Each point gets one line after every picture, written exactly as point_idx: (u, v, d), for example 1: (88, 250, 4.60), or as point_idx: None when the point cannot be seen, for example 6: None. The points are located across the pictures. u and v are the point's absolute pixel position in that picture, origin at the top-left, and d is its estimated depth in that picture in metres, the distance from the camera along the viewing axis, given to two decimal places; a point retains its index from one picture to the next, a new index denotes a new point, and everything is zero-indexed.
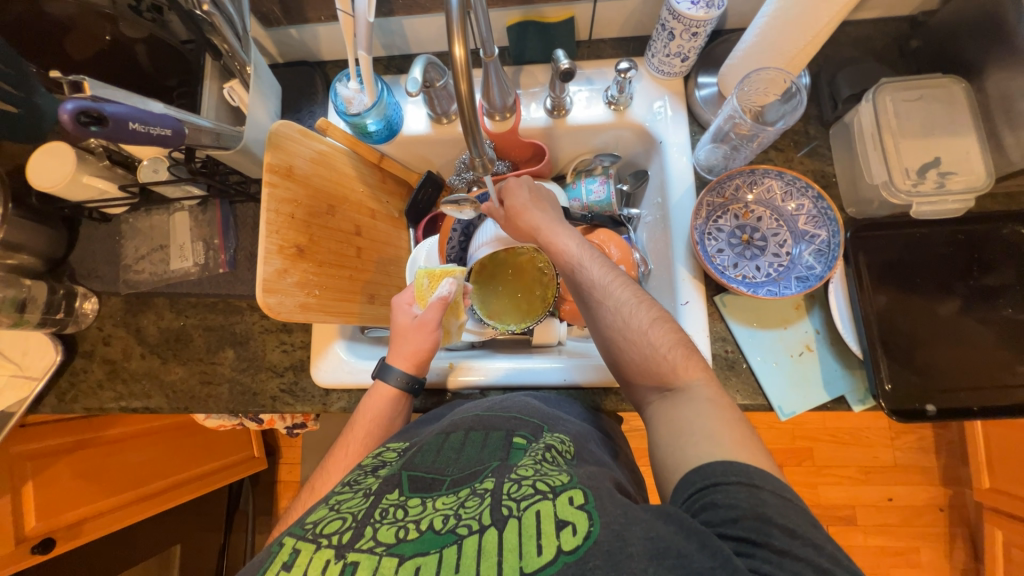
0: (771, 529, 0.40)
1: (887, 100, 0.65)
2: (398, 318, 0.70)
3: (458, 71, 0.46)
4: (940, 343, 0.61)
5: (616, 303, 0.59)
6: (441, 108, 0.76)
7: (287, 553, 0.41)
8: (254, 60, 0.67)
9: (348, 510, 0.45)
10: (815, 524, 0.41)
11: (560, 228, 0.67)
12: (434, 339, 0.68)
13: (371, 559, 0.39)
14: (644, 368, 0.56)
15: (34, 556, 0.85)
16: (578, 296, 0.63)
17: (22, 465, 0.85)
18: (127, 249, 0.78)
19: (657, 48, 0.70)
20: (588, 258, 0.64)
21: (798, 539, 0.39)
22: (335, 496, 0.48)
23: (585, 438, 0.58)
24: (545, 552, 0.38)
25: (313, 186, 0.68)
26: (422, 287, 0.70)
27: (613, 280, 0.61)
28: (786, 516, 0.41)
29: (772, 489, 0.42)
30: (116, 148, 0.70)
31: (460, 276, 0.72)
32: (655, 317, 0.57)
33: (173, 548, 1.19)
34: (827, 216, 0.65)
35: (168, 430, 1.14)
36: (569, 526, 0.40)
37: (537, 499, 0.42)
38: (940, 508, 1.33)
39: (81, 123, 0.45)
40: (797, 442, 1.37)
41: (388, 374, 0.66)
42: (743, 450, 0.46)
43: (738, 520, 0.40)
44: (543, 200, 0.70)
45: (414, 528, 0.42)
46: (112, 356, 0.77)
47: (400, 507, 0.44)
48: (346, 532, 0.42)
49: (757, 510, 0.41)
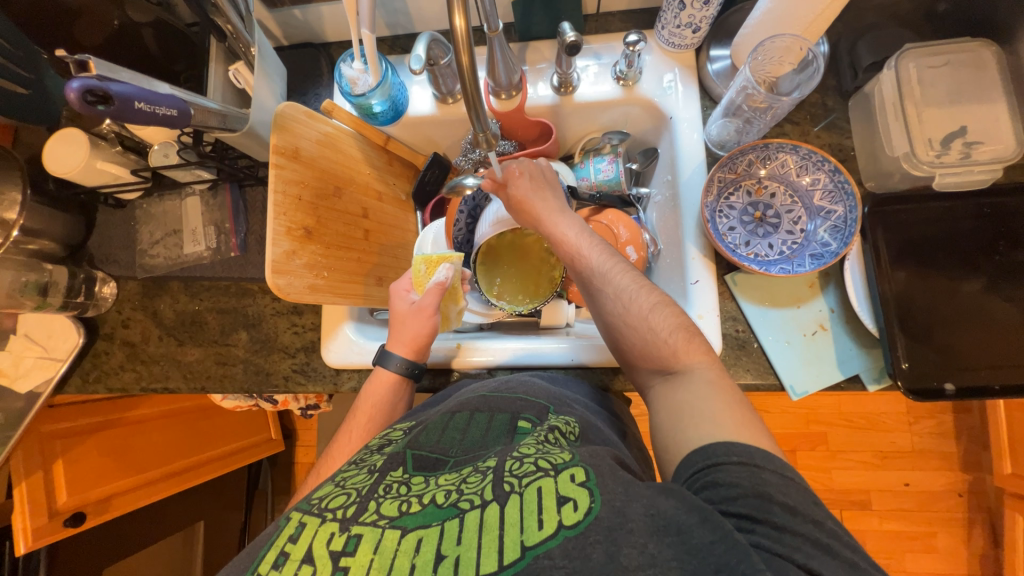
0: (771, 507, 0.39)
1: (910, 67, 0.62)
2: (396, 305, 0.70)
3: (458, 46, 0.44)
4: (961, 322, 0.59)
5: (615, 290, 0.58)
6: (446, 87, 0.75)
7: (294, 527, 0.42)
8: (259, 41, 0.67)
9: (353, 486, 0.46)
10: (815, 501, 0.41)
11: (563, 214, 0.67)
12: (432, 325, 0.68)
13: (374, 532, 0.40)
14: (645, 353, 0.55)
15: (66, 528, 0.88)
16: (580, 283, 0.63)
17: (52, 444, 0.90)
18: (142, 234, 0.80)
19: (667, 19, 0.67)
20: (590, 245, 0.63)
21: (798, 516, 0.39)
22: (341, 474, 0.49)
23: (591, 418, 0.58)
24: (546, 527, 0.38)
25: (318, 168, 0.68)
26: (420, 273, 0.70)
27: (614, 266, 0.60)
28: (786, 494, 0.40)
29: (772, 468, 0.42)
30: (126, 133, 0.70)
31: (458, 261, 0.72)
32: (656, 302, 0.56)
33: (196, 524, 1.24)
34: (844, 191, 0.63)
35: (189, 412, 1.17)
36: (569, 502, 0.40)
37: (538, 476, 0.42)
38: (959, 493, 1.30)
39: (88, 102, 0.46)
40: (812, 427, 1.35)
41: (387, 360, 0.67)
42: (744, 430, 0.45)
43: (738, 498, 0.40)
44: (546, 187, 0.68)
45: (417, 502, 0.43)
46: (131, 338, 0.79)
47: (403, 484, 0.45)
48: (351, 506, 0.43)
49: (758, 489, 0.40)
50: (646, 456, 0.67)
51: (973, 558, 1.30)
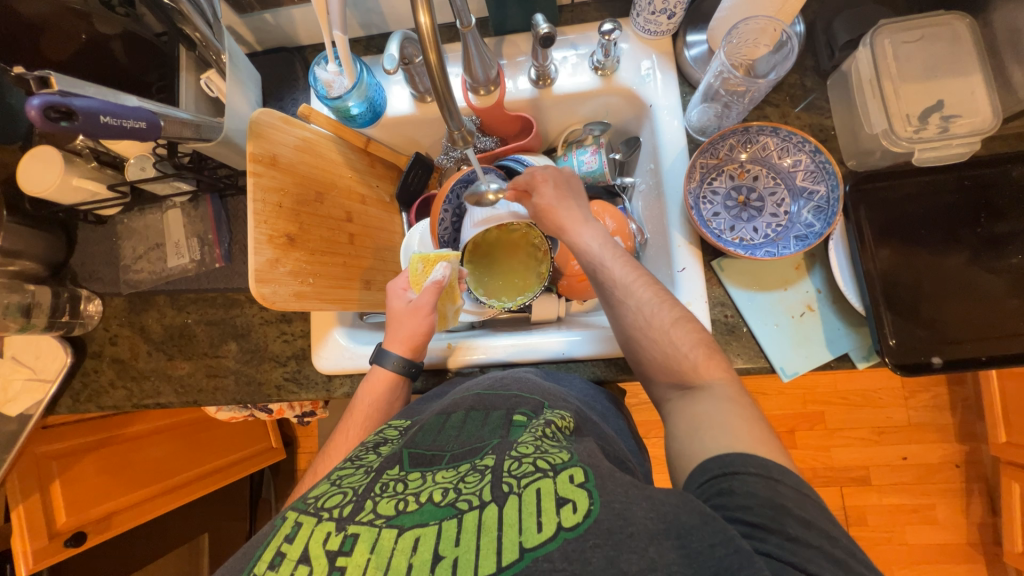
0: (786, 518, 0.40)
1: (886, 43, 0.61)
2: (393, 303, 0.70)
3: (424, 43, 0.43)
4: (948, 299, 0.59)
5: (638, 302, 0.58)
6: (423, 85, 0.74)
7: (289, 527, 0.42)
8: (230, 49, 0.66)
9: (349, 485, 0.46)
10: (830, 518, 0.41)
11: (588, 225, 0.67)
12: (429, 322, 0.68)
13: (371, 531, 0.40)
14: (665, 366, 0.56)
15: (68, 549, 0.89)
16: (600, 293, 0.63)
17: (48, 465, 0.89)
18: (124, 249, 0.79)
19: (641, 6, 0.67)
20: (613, 256, 0.64)
21: (813, 529, 0.39)
22: (336, 473, 0.49)
23: (586, 412, 0.58)
24: (545, 529, 0.38)
25: (298, 174, 0.67)
26: (417, 272, 0.69)
27: (636, 278, 0.60)
28: (803, 508, 0.41)
29: (790, 483, 0.42)
30: (102, 148, 0.70)
31: (455, 261, 0.71)
32: (677, 317, 0.57)
33: (200, 536, 1.24)
34: (826, 171, 0.63)
35: (187, 426, 1.17)
36: (569, 504, 0.40)
37: (537, 477, 0.42)
38: (956, 464, 1.32)
39: (51, 119, 0.45)
40: (809, 406, 1.36)
41: (384, 359, 0.67)
42: (763, 447, 0.45)
43: (753, 507, 0.40)
44: (569, 198, 0.69)
45: (414, 501, 0.43)
46: (120, 355, 0.79)
47: (400, 481, 0.45)
48: (347, 505, 0.43)
49: (774, 500, 0.41)
50: (642, 446, 0.67)
51: (971, 526, 1.32)
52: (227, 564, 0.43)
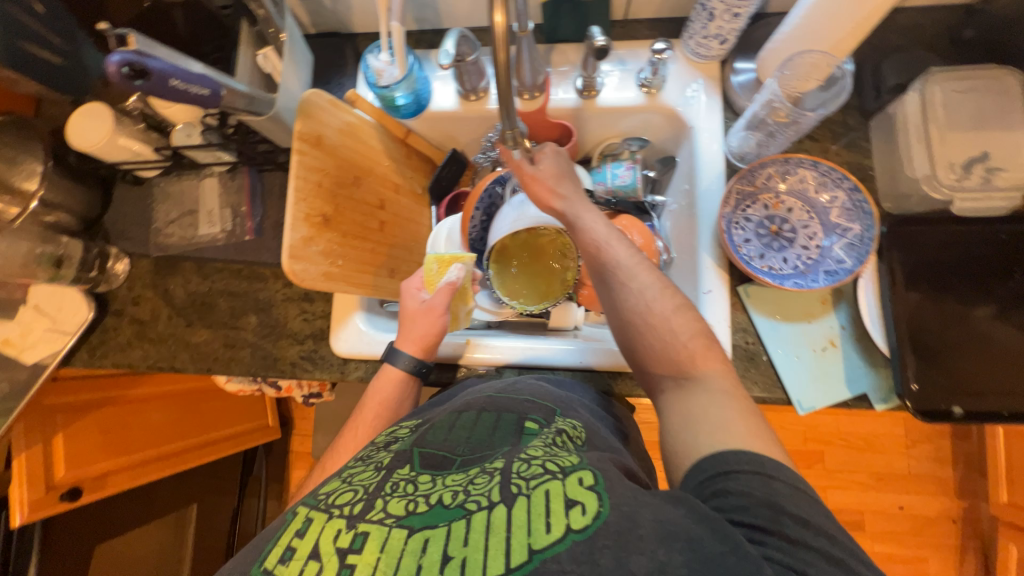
0: (783, 517, 0.39)
1: (936, 89, 0.62)
2: (407, 303, 0.70)
3: (497, 40, 0.44)
4: (973, 348, 0.59)
5: (640, 286, 0.58)
6: (470, 84, 0.75)
7: (300, 522, 0.43)
8: (290, 27, 0.68)
9: (360, 483, 0.46)
10: (828, 515, 0.40)
11: (589, 206, 0.65)
12: (442, 323, 0.68)
13: (380, 530, 0.40)
14: (662, 356, 0.55)
15: (63, 503, 0.87)
16: (598, 276, 0.61)
17: (52, 418, 0.89)
18: (157, 213, 0.80)
19: (694, 29, 0.68)
20: (614, 238, 0.62)
21: (811, 529, 0.39)
22: (348, 470, 0.49)
23: (596, 424, 0.58)
24: (553, 530, 0.38)
25: (340, 156, 0.68)
26: (432, 272, 0.69)
27: (638, 263, 0.59)
28: (798, 505, 0.40)
29: (785, 479, 0.42)
30: (150, 108, 0.71)
31: (470, 262, 0.72)
32: (678, 305, 0.57)
33: (188, 507, 1.21)
34: (862, 210, 0.64)
35: (191, 393, 1.19)
36: (578, 505, 0.39)
37: (546, 479, 0.42)
38: (953, 520, 1.30)
39: (126, 76, 0.47)
40: (809, 445, 1.35)
41: (395, 357, 0.68)
42: (756, 440, 0.45)
43: (750, 507, 0.40)
44: (566, 177, 0.66)
45: (424, 502, 0.43)
46: (140, 315, 0.79)
47: (410, 482, 0.45)
48: (358, 503, 0.43)
49: (770, 499, 0.40)
50: (649, 462, 0.67)
51: None
52: (233, 560, 0.43)
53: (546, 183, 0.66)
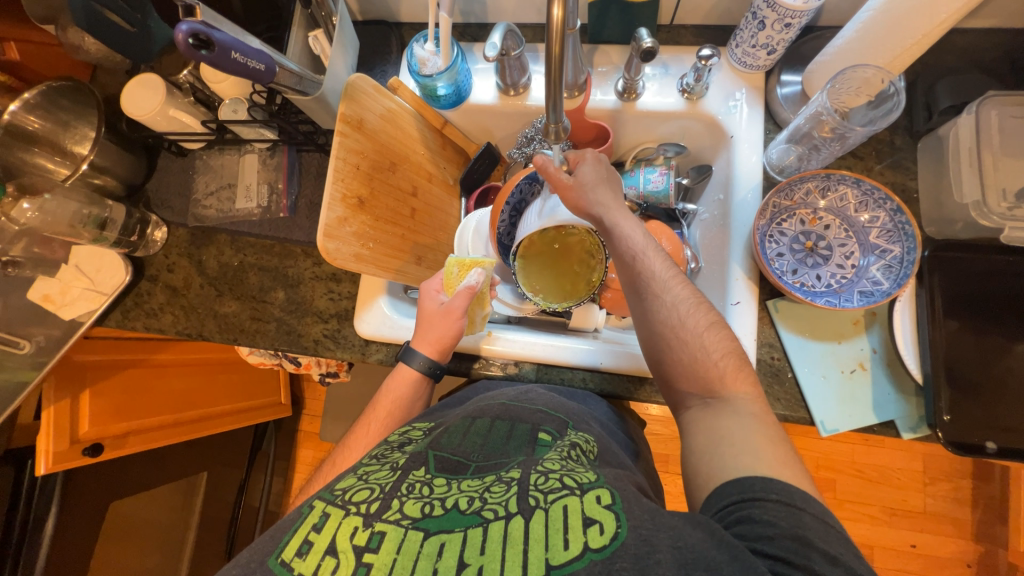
0: (811, 553, 0.38)
1: (992, 114, 0.60)
2: (425, 304, 0.70)
3: (552, 34, 0.44)
4: (1014, 386, 0.57)
5: (674, 299, 0.57)
6: (511, 79, 0.75)
7: (317, 516, 0.43)
8: (340, 12, 0.69)
9: (376, 481, 0.46)
10: (856, 553, 0.40)
11: (626, 215, 0.64)
12: (459, 327, 0.68)
13: (397, 531, 0.41)
14: (691, 372, 0.54)
15: (86, 457, 0.87)
16: (631, 286, 0.61)
17: (83, 373, 0.93)
18: (198, 184, 0.83)
19: (742, 37, 0.67)
20: (650, 249, 0.61)
21: (839, 565, 0.38)
22: (363, 468, 0.50)
23: (607, 439, 0.59)
24: (571, 547, 0.38)
25: (379, 142, 0.69)
26: (451, 276, 0.70)
27: (673, 276, 0.59)
28: (827, 541, 0.39)
29: (814, 513, 0.41)
30: (201, 82, 0.75)
31: (490, 268, 0.72)
32: (711, 322, 0.56)
33: (200, 474, 1.24)
34: (903, 232, 0.62)
35: (214, 363, 1.23)
36: (596, 524, 0.39)
37: (563, 494, 0.43)
38: (968, 564, 1.25)
39: (193, 46, 0.48)
40: (821, 472, 1.31)
41: (411, 357, 0.68)
42: (786, 469, 0.44)
43: (775, 538, 0.39)
44: (604, 183, 0.66)
45: (440, 505, 0.43)
46: (174, 282, 0.82)
47: (426, 484, 0.46)
48: (374, 502, 0.44)
49: (796, 532, 0.39)
50: (656, 480, 0.67)
51: None
52: (246, 549, 0.43)
53: (583, 188, 0.65)
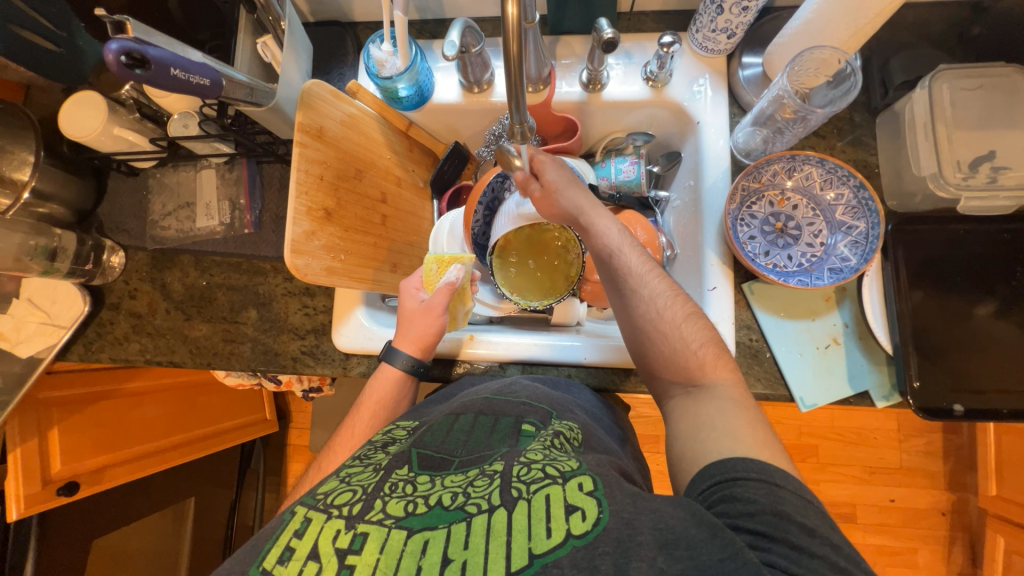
0: (789, 526, 0.39)
1: (944, 87, 0.62)
2: (405, 302, 0.69)
3: (509, 33, 0.43)
4: (974, 347, 0.60)
5: (651, 293, 0.57)
6: (474, 76, 0.73)
7: (299, 521, 0.42)
8: (289, 15, 0.66)
9: (359, 483, 0.46)
10: (832, 525, 0.41)
11: (601, 211, 0.64)
12: (440, 323, 0.67)
13: (380, 531, 0.40)
14: (671, 362, 0.55)
15: (61, 497, 0.85)
16: (610, 282, 0.61)
17: (49, 412, 0.88)
18: (154, 205, 0.79)
19: (702, 22, 0.67)
20: (627, 245, 0.61)
21: (816, 537, 0.39)
22: (345, 470, 0.49)
23: (593, 425, 0.59)
24: (554, 535, 0.38)
25: (341, 149, 0.67)
26: (431, 272, 0.70)
27: (650, 269, 0.59)
28: (805, 515, 0.40)
29: (792, 489, 0.42)
30: (145, 97, 0.71)
31: (469, 263, 0.72)
32: (688, 312, 0.57)
33: (188, 499, 1.20)
34: (867, 207, 0.63)
35: (189, 386, 1.18)
36: (578, 511, 0.40)
37: (546, 483, 0.42)
38: (942, 512, 1.32)
39: (125, 65, 0.45)
40: (804, 438, 1.36)
41: (393, 357, 0.67)
42: (764, 449, 0.45)
43: (756, 514, 0.40)
44: (574, 182, 0.64)
45: (424, 503, 0.43)
46: (138, 309, 0.78)
47: (409, 483, 0.45)
48: (357, 503, 0.43)
49: (776, 507, 0.40)
50: (644, 465, 0.68)
51: None
52: (230, 558, 0.42)
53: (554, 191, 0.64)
